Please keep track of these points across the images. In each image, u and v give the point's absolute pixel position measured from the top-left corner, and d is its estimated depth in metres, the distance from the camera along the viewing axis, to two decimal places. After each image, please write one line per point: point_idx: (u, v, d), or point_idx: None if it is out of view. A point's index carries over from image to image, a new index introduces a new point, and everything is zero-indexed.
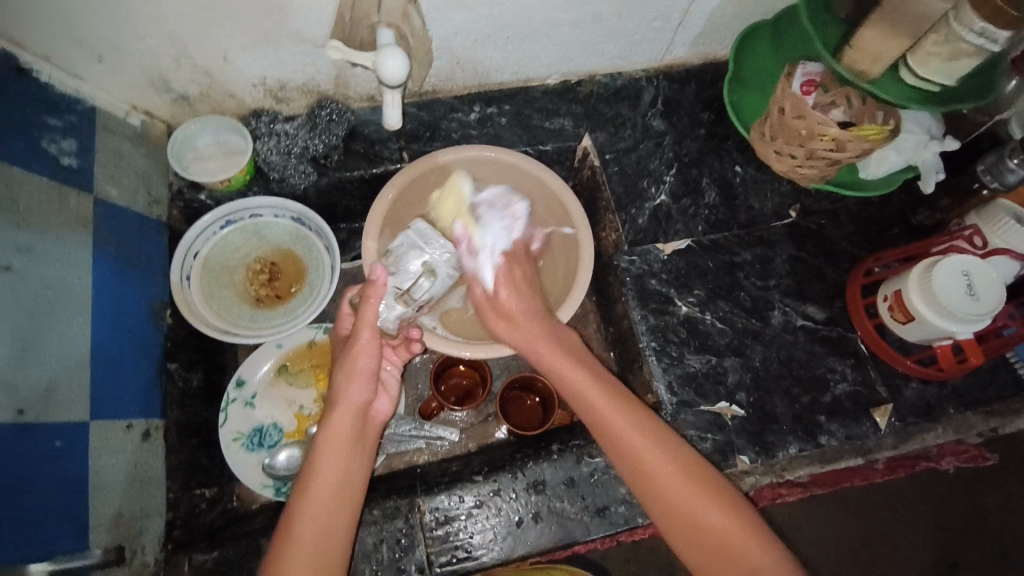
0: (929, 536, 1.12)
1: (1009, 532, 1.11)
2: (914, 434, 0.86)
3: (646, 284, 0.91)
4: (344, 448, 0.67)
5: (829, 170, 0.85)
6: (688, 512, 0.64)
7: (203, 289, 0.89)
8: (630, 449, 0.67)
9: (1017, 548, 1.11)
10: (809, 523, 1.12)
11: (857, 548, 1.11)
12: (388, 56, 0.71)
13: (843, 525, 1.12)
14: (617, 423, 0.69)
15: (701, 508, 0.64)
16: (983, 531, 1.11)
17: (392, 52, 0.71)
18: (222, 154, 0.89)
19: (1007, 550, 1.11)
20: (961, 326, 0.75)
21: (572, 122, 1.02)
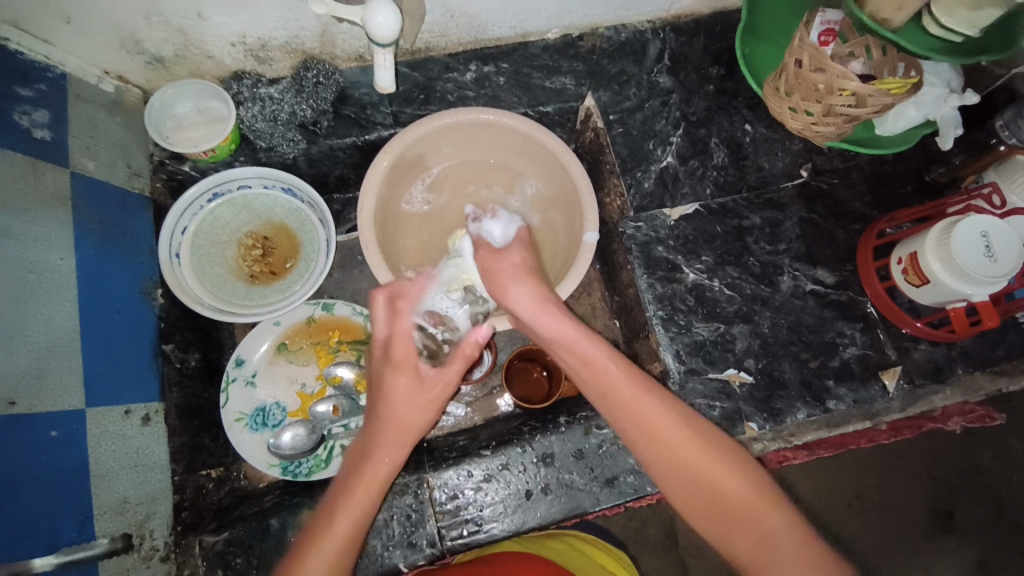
0: (924, 488, 1.14)
1: (1003, 482, 1.14)
2: (921, 396, 0.86)
3: (652, 251, 0.89)
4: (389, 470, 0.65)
5: (847, 126, 0.81)
6: (694, 474, 0.61)
7: (194, 267, 0.86)
8: (626, 405, 0.65)
9: (1010, 498, 1.13)
10: (806, 477, 1.14)
11: (854, 502, 1.13)
12: (375, 11, 0.66)
13: (840, 479, 1.14)
14: (626, 387, 0.66)
15: (708, 470, 0.61)
16: (977, 483, 1.14)
17: (381, 6, 0.65)
18: (204, 121, 0.84)
19: (1000, 501, 1.13)
20: (977, 288, 0.74)
21: (574, 80, 0.96)
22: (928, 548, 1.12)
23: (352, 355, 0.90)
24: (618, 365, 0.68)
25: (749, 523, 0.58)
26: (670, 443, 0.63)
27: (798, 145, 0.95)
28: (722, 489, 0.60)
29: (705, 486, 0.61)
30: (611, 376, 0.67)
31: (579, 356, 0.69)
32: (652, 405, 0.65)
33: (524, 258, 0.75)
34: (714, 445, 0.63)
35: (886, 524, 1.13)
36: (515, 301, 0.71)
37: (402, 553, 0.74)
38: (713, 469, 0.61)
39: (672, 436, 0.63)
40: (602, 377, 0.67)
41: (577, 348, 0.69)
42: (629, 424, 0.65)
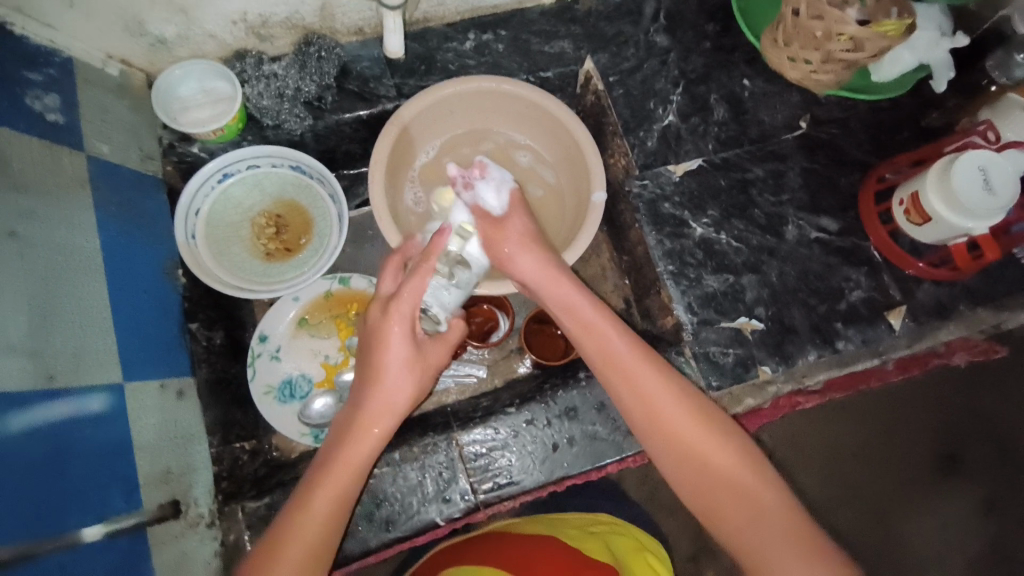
0: (931, 432, 1.17)
1: (1007, 422, 1.18)
2: (928, 334, 0.88)
3: (659, 208, 0.91)
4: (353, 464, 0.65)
5: (846, 73, 0.83)
6: (695, 451, 0.66)
7: (210, 248, 0.87)
8: (626, 375, 0.69)
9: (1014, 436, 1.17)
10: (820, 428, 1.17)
11: (865, 451, 1.17)
12: None
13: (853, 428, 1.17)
14: (629, 360, 0.69)
15: (707, 447, 0.66)
16: (985, 426, 1.18)
17: None
18: (211, 102, 0.84)
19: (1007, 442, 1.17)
20: (977, 221, 0.75)
21: (573, 44, 0.97)
22: (937, 491, 1.16)
23: None
24: (623, 336, 0.71)
25: (746, 497, 0.63)
26: (671, 418, 0.67)
27: (796, 97, 0.96)
28: (719, 464, 0.65)
29: (704, 461, 0.65)
30: (621, 352, 0.70)
31: (587, 332, 0.72)
32: (651, 378, 0.68)
33: (521, 227, 0.75)
34: (717, 425, 0.67)
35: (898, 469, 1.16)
36: (520, 268, 0.74)
37: (437, 508, 0.77)
38: (710, 443, 0.66)
39: (676, 415, 0.67)
40: (610, 352, 0.70)
41: (587, 325, 0.72)
42: (636, 398, 0.68)
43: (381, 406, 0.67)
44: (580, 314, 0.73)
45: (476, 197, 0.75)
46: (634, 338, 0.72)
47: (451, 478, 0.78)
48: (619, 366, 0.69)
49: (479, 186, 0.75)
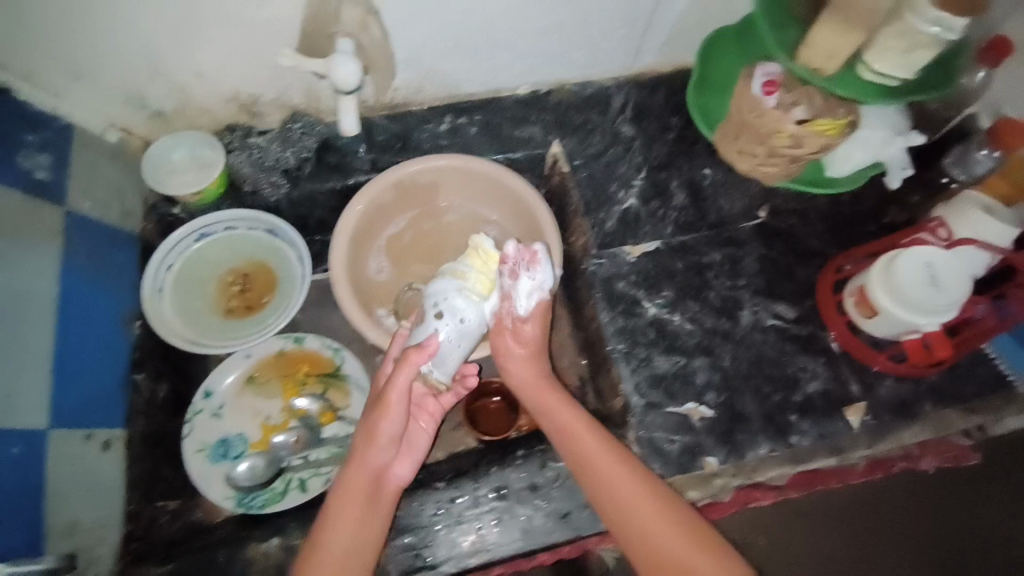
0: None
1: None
2: (890, 435, 0.84)
3: (614, 287, 0.92)
4: (343, 553, 0.68)
5: (793, 167, 0.89)
6: (666, 551, 0.68)
7: (175, 300, 0.92)
8: (597, 473, 0.73)
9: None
10: None
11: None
12: (339, 63, 0.76)
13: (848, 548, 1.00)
14: (600, 457, 0.74)
15: (676, 546, 0.68)
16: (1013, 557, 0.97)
17: (343, 59, 0.75)
18: (197, 167, 0.90)
19: None
20: (926, 317, 0.75)
21: (543, 129, 1.03)
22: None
23: (317, 388, 0.94)
24: (597, 436, 0.76)
25: None
26: (641, 518, 0.70)
27: (756, 187, 0.99)
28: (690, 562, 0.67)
29: (678, 562, 0.67)
30: (594, 452, 0.74)
31: (564, 432, 0.78)
32: (619, 475, 0.72)
33: (529, 333, 0.80)
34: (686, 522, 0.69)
35: None
36: (511, 365, 0.83)
37: None
38: (678, 541, 0.68)
39: (648, 515, 0.70)
40: (586, 450, 0.75)
41: (568, 427, 0.78)
42: (612, 497, 0.71)
43: (361, 486, 0.72)
44: (557, 414, 0.79)
45: (515, 287, 0.75)
46: (609, 437, 0.76)
47: (390, 556, 0.75)
48: (594, 467, 0.73)
49: (523, 279, 0.75)
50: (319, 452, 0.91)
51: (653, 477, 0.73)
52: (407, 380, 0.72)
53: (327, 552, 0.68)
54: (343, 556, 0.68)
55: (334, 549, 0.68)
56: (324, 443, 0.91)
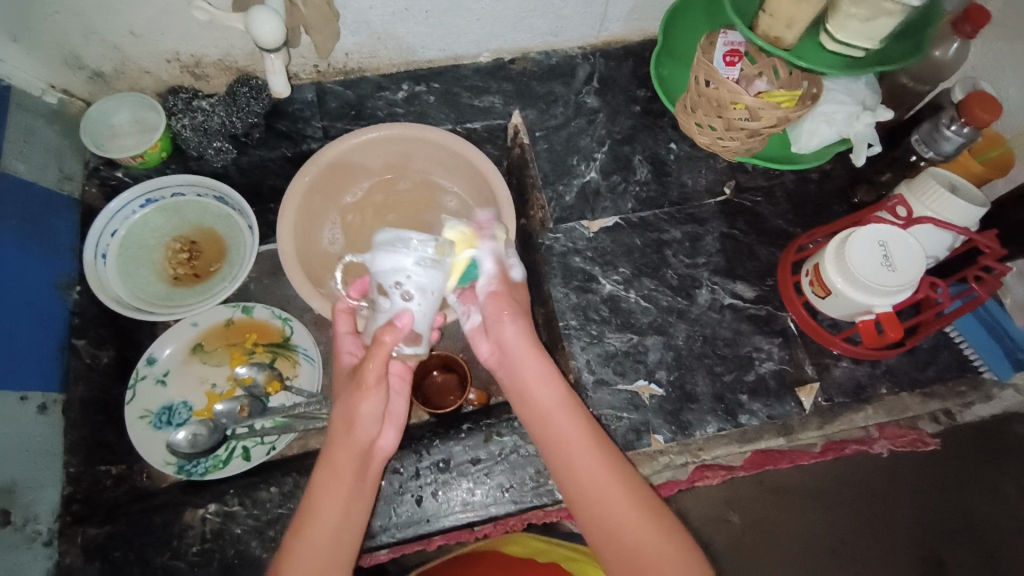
0: (904, 532, 1.07)
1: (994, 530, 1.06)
2: (841, 416, 0.83)
3: (569, 262, 0.89)
4: (333, 525, 0.65)
5: (752, 141, 0.82)
6: (631, 543, 0.64)
7: (119, 267, 0.90)
8: (570, 456, 0.69)
9: (1002, 548, 1.05)
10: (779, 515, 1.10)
11: (831, 545, 1.08)
12: (262, 20, 0.74)
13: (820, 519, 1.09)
14: (577, 439, 0.69)
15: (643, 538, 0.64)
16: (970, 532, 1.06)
17: (266, 15, 0.74)
18: (139, 131, 0.90)
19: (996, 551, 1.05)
20: (881, 298, 0.73)
21: (503, 100, 1.00)
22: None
23: (266, 357, 0.92)
24: (577, 418, 0.71)
25: None
26: (611, 506, 0.66)
27: (722, 163, 0.96)
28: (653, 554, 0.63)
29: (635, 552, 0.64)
30: (572, 433, 0.70)
31: (540, 412, 0.72)
32: (593, 461, 0.68)
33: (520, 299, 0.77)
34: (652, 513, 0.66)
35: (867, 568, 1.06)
36: (503, 337, 0.75)
37: None
38: (642, 533, 0.64)
39: (616, 502, 0.66)
40: (559, 427, 0.70)
41: (545, 410, 0.72)
42: (580, 482, 0.68)
43: (349, 460, 0.67)
44: (545, 391, 0.72)
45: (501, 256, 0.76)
46: (588, 418, 0.71)
47: None
48: (571, 448, 0.69)
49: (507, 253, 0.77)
50: (264, 421, 0.86)
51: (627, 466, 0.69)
52: (382, 366, 0.66)
53: (313, 535, 0.64)
54: (331, 536, 0.65)
55: (325, 522, 0.64)
56: (269, 412, 0.86)
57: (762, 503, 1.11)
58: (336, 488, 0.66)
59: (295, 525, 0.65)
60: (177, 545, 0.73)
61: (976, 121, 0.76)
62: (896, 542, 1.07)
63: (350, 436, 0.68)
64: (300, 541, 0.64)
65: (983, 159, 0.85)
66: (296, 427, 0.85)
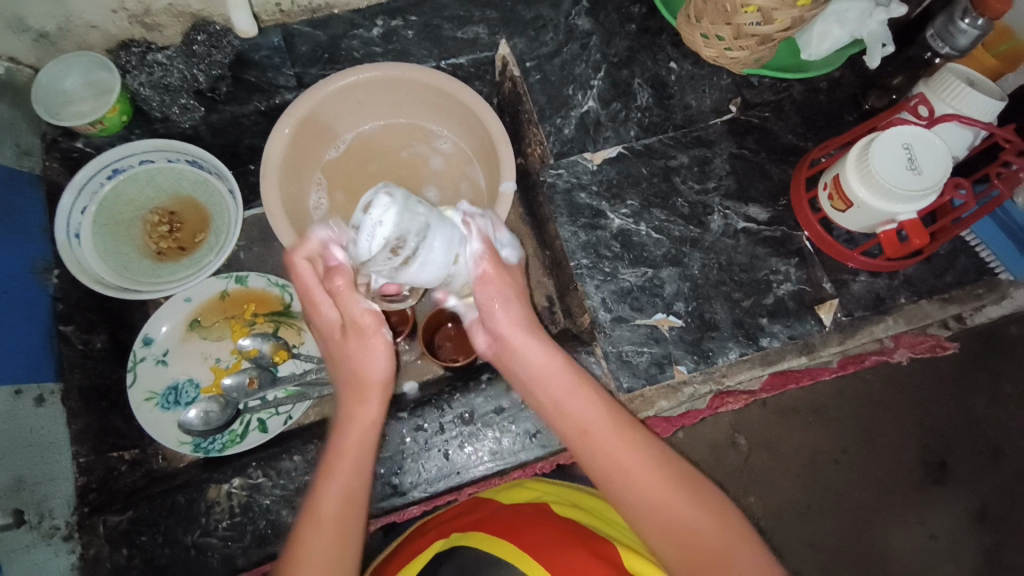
0: (912, 437, 1.10)
1: (1001, 430, 1.09)
2: (863, 329, 0.82)
3: (575, 198, 0.84)
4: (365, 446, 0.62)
5: (761, 49, 0.77)
6: (677, 524, 0.57)
7: (96, 245, 0.86)
8: (597, 446, 0.61)
9: (1008, 444, 1.08)
10: (788, 436, 1.12)
11: (840, 457, 1.10)
12: None
13: (824, 435, 1.11)
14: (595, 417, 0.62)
15: (691, 520, 0.57)
16: (976, 434, 1.09)
17: None
18: (95, 94, 0.83)
19: (1001, 450, 1.08)
20: (904, 206, 0.70)
21: (488, 29, 0.92)
22: (918, 500, 1.09)
23: (268, 327, 0.89)
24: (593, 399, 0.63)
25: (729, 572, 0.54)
26: (648, 483, 0.59)
27: (726, 80, 0.90)
28: (701, 528, 0.56)
29: (684, 532, 0.56)
30: (593, 421, 0.62)
31: (553, 405, 0.64)
32: (624, 442, 0.61)
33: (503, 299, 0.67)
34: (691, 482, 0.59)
35: (871, 479, 1.10)
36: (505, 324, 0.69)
37: None
38: (684, 509, 0.57)
39: (659, 494, 0.58)
40: (575, 415, 0.62)
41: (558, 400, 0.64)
42: (607, 465, 0.60)
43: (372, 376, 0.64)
44: (556, 385, 0.64)
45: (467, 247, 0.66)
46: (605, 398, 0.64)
47: None
48: (592, 439, 0.61)
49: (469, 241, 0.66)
50: (275, 392, 0.84)
51: (657, 443, 0.62)
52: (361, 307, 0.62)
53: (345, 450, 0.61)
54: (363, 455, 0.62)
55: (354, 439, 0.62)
56: (281, 382, 0.85)
57: (770, 424, 1.12)
58: (364, 434, 0.63)
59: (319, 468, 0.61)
60: (205, 522, 0.71)
61: (989, 11, 0.72)
62: (904, 450, 1.10)
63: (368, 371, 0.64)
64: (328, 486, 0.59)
65: (997, 53, 0.81)
66: (310, 395, 0.83)
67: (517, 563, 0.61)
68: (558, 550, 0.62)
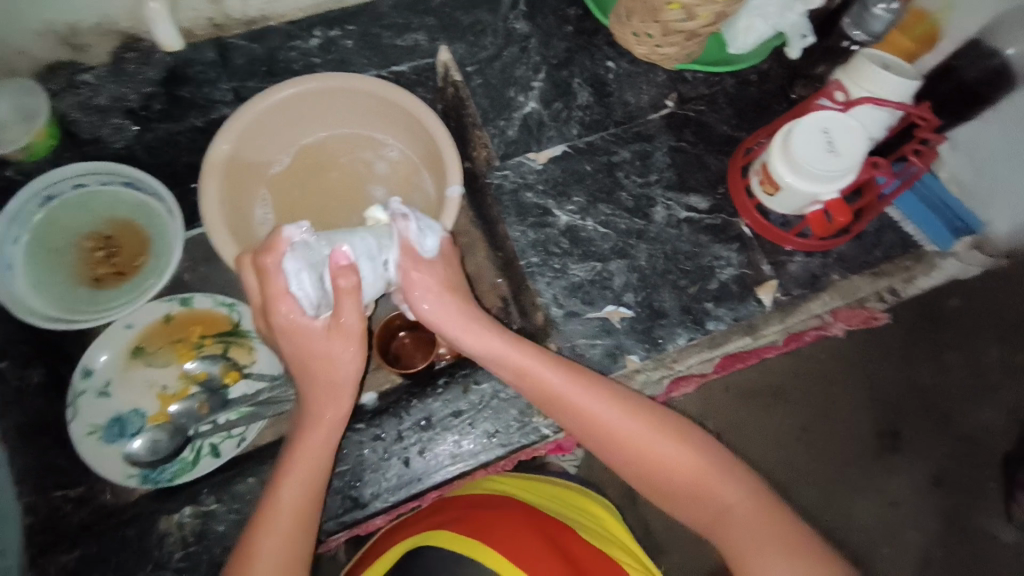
0: (867, 411, 1.16)
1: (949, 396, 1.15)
2: (801, 307, 0.86)
3: (522, 198, 0.86)
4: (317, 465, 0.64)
5: (689, 44, 0.80)
6: (653, 462, 0.64)
7: (29, 276, 0.83)
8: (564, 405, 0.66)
9: (957, 410, 1.15)
10: (750, 417, 1.16)
11: (800, 433, 1.16)
12: None
13: (786, 413, 1.16)
14: (561, 386, 0.66)
15: (664, 455, 0.64)
16: (926, 401, 1.15)
17: None
18: (19, 120, 0.79)
19: (951, 415, 1.15)
20: (827, 186, 0.74)
21: (427, 36, 0.93)
22: (877, 468, 1.14)
23: (217, 349, 0.87)
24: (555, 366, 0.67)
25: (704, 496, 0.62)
26: (622, 433, 0.65)
27: (661, 76, 0.93)
28: (673, 464, 0.63)
29: (683, 475, 0.63)
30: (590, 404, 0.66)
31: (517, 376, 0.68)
32: (594, 399, 0.66)
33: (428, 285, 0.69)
34: (672, 424, 0.65)
35: (832, 452, 1.15)
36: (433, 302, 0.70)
37: None
38: (658, 446, 0.64)
39: (631, 438, 0.65)
40: (546, 388, 0.66)
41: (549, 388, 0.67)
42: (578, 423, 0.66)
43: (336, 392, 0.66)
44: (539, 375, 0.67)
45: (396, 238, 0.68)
46: (565, 360, 0.68)
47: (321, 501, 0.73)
48: (561, 402, 0.66)
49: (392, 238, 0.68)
50: (228, 414, 0.83)
51: (624, 390, 0.67)
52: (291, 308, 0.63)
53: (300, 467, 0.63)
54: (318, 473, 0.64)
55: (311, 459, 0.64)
56: (232, 404, 0.84)
57: (733, 407, 1.16)
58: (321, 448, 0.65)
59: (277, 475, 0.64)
60: (159, 554, 0.69)
61: None
62: (859, 420, 1.16)
63: (336, 390, 0.66)
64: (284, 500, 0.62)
65: (915, 36, 0.84)
66: (264, 414, 0.83)
67: (483, 559, 0.65)
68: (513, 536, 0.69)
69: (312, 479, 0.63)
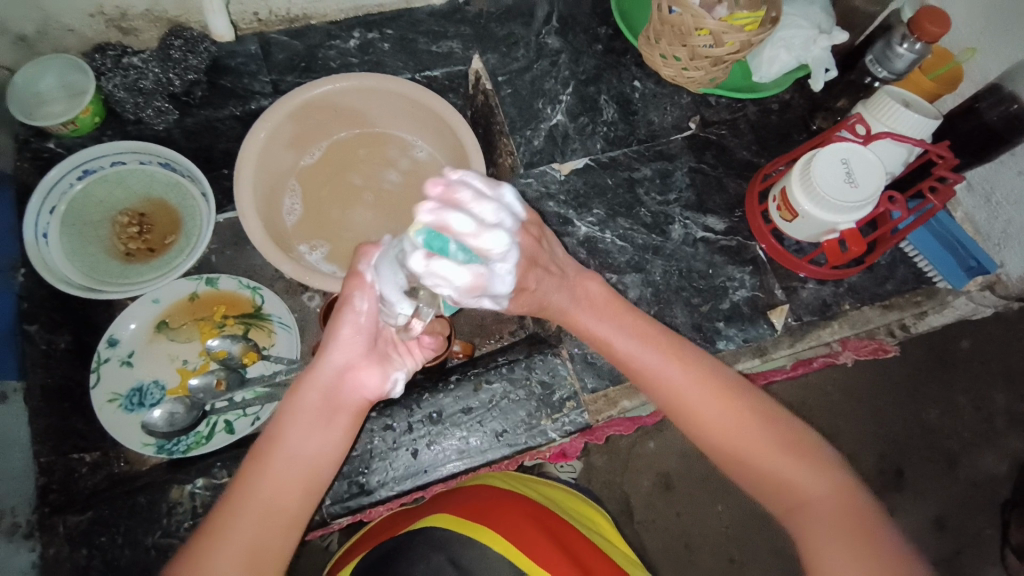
0: (871, 448, 1.16)
1: (955, 439, 1.15)
2: (811, 333, 0.87)
3: (544, 207, 0.87)
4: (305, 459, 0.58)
5: (716, 71, 0.82)
6: (747, 458, 0.60)
7: (63, 246, 0.86)
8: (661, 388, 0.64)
9: (962, 453, 1.15)
10: None
11: None
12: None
13: None
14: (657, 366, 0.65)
15: (760, 452, 0.60)
16: (930, 443, 1.15)
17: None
18: (68, 96, 0.83)
19: (955, 459, 1.15)
20: (843, 216, 0.75)
21: (462, 44, 0.97)
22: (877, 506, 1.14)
23: (237, 329, 0.89)
24: (654, 348, 0.66)
25: (796, 499, 0.58)
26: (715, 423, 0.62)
27: (685, 98, 0.96)
28: (768, 459, 0.60)
29: (776, 481, 0.59)
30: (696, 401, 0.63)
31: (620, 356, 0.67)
32: (693, 386, 0.63)
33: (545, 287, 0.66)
34: (772, 424, 0.61)
35: None
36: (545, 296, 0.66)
37: None
38: (754, 444, 0.60)
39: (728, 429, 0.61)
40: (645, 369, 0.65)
41: (675, 391, 0.63)
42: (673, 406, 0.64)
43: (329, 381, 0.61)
44: (650, 367, 0.65)
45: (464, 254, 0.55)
46: (670, 344, 0.66)
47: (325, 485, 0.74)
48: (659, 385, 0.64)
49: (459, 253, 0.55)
50: (244, 393, 0.84)
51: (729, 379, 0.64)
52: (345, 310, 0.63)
53: (282, 458, 0.58)
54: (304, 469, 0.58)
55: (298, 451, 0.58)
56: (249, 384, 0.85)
57: None
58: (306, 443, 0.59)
59: (247, 459, 0.58)
60: (167, 523, 0.69)
61: (926, 35, 0.77)
62: (862, 456, 1.16)
63: (320, 366, 0.61)
64: (247, 493, 0.56)
65: (935, 76, 0.84)
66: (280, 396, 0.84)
67: (494, 544, 0.67)
68: (516, 530, 0.70)
69: (293, 469, 0.58)
